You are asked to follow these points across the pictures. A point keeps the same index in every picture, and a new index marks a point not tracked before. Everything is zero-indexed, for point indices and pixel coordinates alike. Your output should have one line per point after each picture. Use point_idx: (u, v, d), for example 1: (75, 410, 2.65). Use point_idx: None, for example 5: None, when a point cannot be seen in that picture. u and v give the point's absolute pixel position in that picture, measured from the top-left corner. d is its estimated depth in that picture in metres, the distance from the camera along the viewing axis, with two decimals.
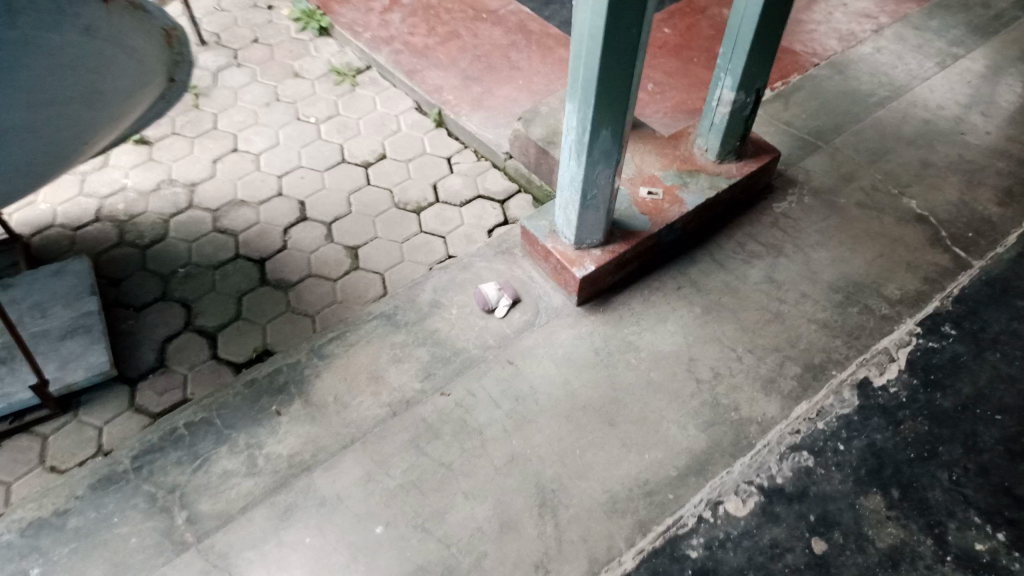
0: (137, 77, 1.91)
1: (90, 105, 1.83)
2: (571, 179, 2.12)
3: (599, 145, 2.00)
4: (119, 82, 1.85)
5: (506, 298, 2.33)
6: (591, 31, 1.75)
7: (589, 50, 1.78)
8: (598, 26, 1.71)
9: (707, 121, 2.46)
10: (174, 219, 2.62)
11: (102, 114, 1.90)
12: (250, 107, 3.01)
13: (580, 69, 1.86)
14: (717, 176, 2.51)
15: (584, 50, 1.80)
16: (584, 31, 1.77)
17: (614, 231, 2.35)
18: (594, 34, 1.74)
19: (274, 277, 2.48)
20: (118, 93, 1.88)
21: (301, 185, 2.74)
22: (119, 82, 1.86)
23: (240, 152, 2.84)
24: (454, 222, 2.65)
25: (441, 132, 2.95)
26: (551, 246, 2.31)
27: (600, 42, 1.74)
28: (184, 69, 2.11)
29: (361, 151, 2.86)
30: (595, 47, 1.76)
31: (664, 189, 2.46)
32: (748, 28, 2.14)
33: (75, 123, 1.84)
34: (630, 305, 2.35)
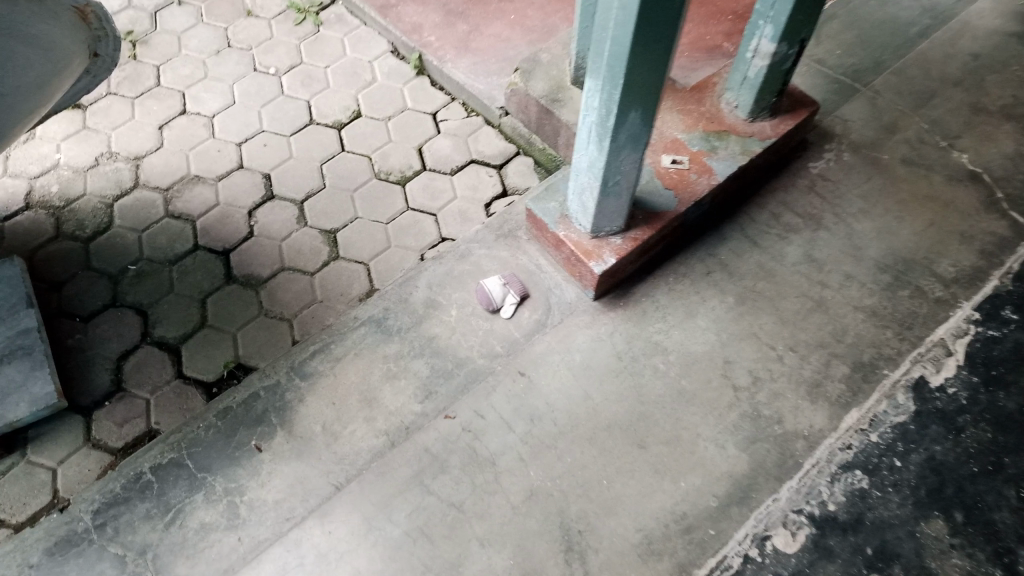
0: (51, 64, 1.52)
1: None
2: (592, 164, 1.78)
3: (626, 128, 1.66)
4: (27, 80, 1.47)
5: (513, 296, 2.03)
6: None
7: (620, 21, 1.41)
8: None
9: (741, 75, 2.11)
10: (118, 203, 2.25)
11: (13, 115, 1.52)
12: (197, 56, 2.56)
13: (606, 43, 1.49)
14: (749, 137, 2.18)
15: (611, 20, 1.43)
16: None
17: (636, 212, 2.03)
18: (627, 3, 1.37)
19: (242, 273, 2.15)
20: (29, 90, 1.51)
21: (264, 155, 2.36)
22: (28, 78, 1.48)
23: (190, 115, 2.44)
24: (445, 195, 2.31)
25: (423, 82, 2.55)
26: (563, 234, 2.00)
27: (635, 13, 1.37)
28: (111, 42, 1.72)
29: (332, 109, 2.46)
30: (628, 18, 1.39)
31: (689, 157, 2.13)
32: None
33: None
34: (654, 296, 2.07)
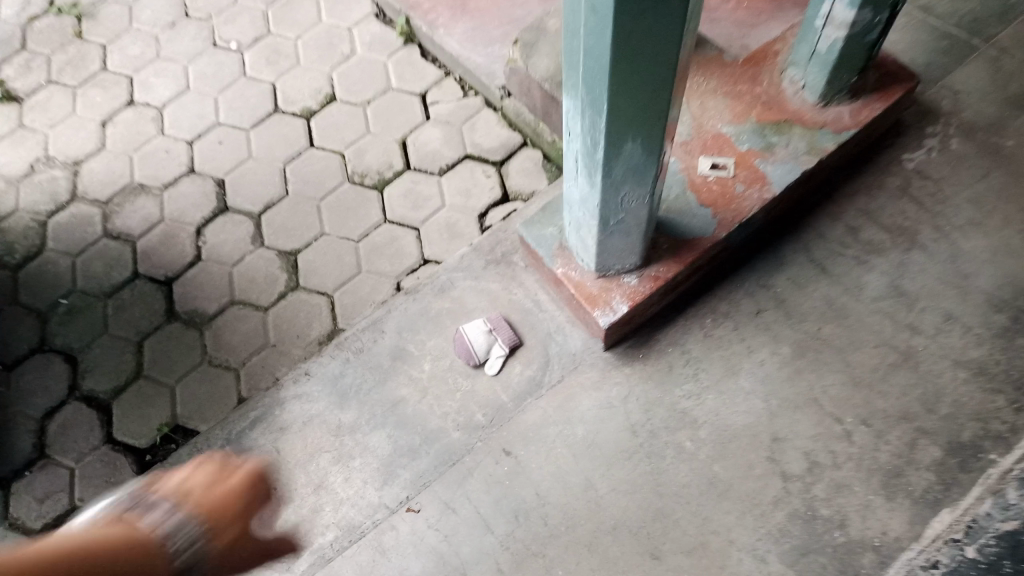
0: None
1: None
2: (584, 200, 1.30)
3: (622, 164, 1.17)
4: None
5: (500, 346, 1.61)
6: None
7: (591, 27, 0.93)
8: None
9: (810, 48, 1.58)
10: (52, 220, 1.93)
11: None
12: (149, 30, 2.16)
13: (578, 53, 1.00)
14: (818, 129, 1.64)
15: (581, 23, 0.95)
16: None
17: (660, 240, 1.55)
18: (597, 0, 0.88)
19: (186, 308, 1.80)
20: None
21: (219, 155, 1.97)
22: None
23: (137, 106, 2.06)
24: (430, 203, 1.87)
25: (411, 52, 2.08)
26: (562, 271, 1.54)
27: (610, 17, 0.89)
28: None
29: (299, 93, 2.04)
30: (601, 22, 0.91)
31: (735, 159, 1.61)
32: None
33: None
34: (684, 344, 1.60)
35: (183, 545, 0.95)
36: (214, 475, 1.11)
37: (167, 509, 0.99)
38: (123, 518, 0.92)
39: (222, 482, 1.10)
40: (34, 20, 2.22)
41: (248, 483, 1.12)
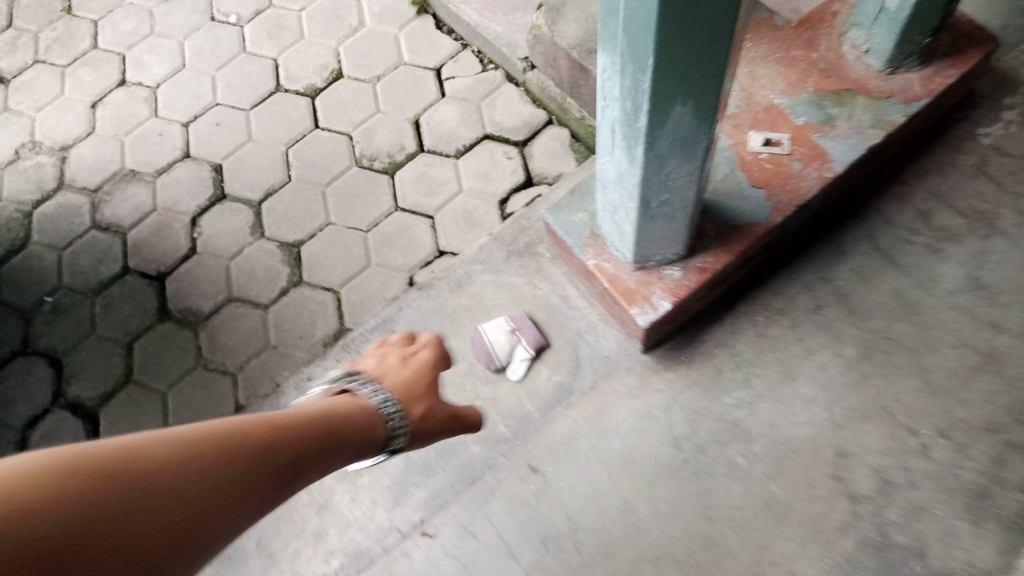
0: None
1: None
2: (622, 177, 1.12)
3: (668, 131, 0.99)
4: None
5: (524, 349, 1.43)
6: None
7: None
8: None
9: (876, 5, 1.36)
10: (38, 211, 1.78)
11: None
12: (143, 4, 2.00)
13: None
14: (885, 99, 1.44)
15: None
16: None
17: (706, 226, 1.36)
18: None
19: (180, 305, 1.65)
20: None
21: (217, 138, 1.81)
22: None
23: (130, 85, 1.89)
24: (445, 187, 1.69)
25: (425, 23, 1.90)
26: (594, 263, 1.36)
27: None
28: None
29: (305, 70, 1.86)
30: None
31: (791, 134, 1.42)
32: None
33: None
34: (733, 346, 1.41)
35: (393, 411, 1.12)
36: (402, 347, 1.31)
37: (377, 389, 1.15)
38: (346, 394, 1.10)
39: (414, 357, 1.28)
40: None
41: (431, 358, 1.29)
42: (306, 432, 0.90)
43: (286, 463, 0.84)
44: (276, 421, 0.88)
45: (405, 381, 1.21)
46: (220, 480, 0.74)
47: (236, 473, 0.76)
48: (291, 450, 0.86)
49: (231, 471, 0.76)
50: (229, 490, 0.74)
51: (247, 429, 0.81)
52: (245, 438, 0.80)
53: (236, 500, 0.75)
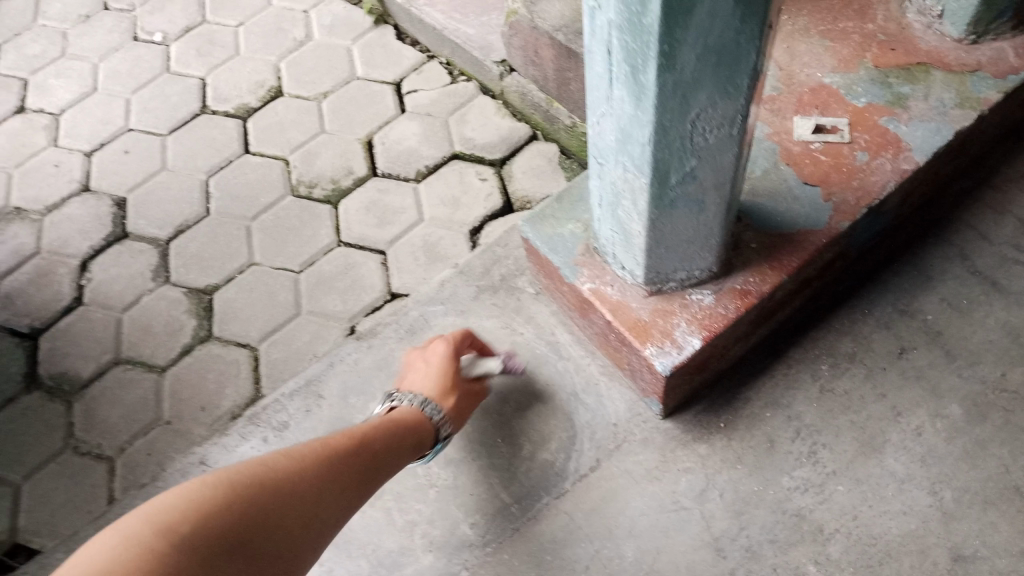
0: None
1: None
2: (624, 134, 0.76)
3: (693, 29, 0.64)
4: None
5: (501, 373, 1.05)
6: None
7: None
8: None
9: None
10: None
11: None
12: (57, 27, 1.70)
13: None
14: (971, 74, 1.09)
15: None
16: None
17: (744, 235, 0.99)
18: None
19: (52, 371, 1.26)
20: None
21: (125, 168, 1.46)
22: None
23: (29, 113, 1.57)
24: (402, 216, 1.33)
25: (384, 34, 1.57)
26: (591, 288, 0.98)
27: None
28: None
29: (236, 88, 1.53)
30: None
31: (850, 119, 1.07)
32: None
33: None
34: (789, 407, 1.00)
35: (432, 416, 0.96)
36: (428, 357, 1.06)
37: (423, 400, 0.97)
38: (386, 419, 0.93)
39: (432, 353, 1.04)
40: None
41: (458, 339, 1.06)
42: (402, 425, 0.94)
43: (388, 466, 0.89)
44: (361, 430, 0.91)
45: (436, 381, 1.00)
46: (322, 491, 0.79)
47: (346, 486, 0.82)
48: (391, 451, 0.90)
49: (339, 478, 0.82)
50: (336, 498, 0.81)
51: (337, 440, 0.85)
52: (341, 447, 0.85)
53: (341, 510, 0.81)
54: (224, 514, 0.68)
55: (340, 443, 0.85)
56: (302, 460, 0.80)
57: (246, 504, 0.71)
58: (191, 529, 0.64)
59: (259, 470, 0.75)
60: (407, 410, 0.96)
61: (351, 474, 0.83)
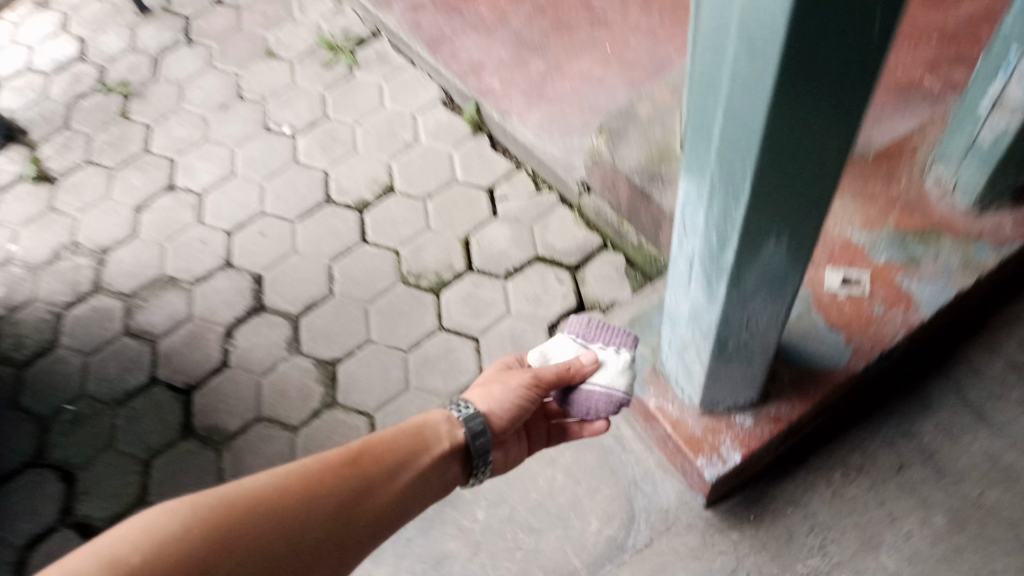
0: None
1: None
2: (697, 314, 1.02)
3: (757, 269, 0.89)
4: None
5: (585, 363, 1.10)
6: (742, 28, 0.62)
7: (741, 74, 0.66)
8: (770, 13, 0.59)
9: (965, 137, 1.28)
10: (70, 314, 1.72)
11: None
12: (198, 111, 1.98)
13: (713, 116, 0.74)
14: (974, 240, 1.33)
15: (724, 71, 0.68)
16: (724, 28, 0.66)
17: (780, 370, 1.25)
18: (755, 33, 0.61)
19: (205, 423, 1.54)
20: None
21: (261, 249, 1.75)
22: None
23: (177, 191, 1.86)
24: (492, 309, 1.61)
25: (481, 143, 1.85)
26: (656, 404, 1.24)
27: (773, 63, 0.61)
28: None
29: (355, 183, 1.82)
30: (758, 75, 0.64)
31: (871, 274, 1.32)
32: None
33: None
34: (807, 506, 1.26)
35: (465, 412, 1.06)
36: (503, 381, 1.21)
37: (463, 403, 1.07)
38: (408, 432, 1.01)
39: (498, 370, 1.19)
40: (81, 97, 2.06)
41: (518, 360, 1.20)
42: (404, 441, 0.99)
43: (385, 481, 0.94)
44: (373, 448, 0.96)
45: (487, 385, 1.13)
46: (303, 519, 0.83)
47: (338, 507, 0.87)
48: (383, 468, 0.95)
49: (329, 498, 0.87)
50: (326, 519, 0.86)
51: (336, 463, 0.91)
52: (339, 470, 0.90)
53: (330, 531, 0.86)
54: (186, 541, 0.74)
55: (338, 458, 0.92)
56: (290, 479, 0.86)
57: (214, 534, 0.76)
58: (143, 560, 0.71)
59: (241, 495, 0.81)
60: (427, 421, 1.04)
61: (341, 492, 0.89)
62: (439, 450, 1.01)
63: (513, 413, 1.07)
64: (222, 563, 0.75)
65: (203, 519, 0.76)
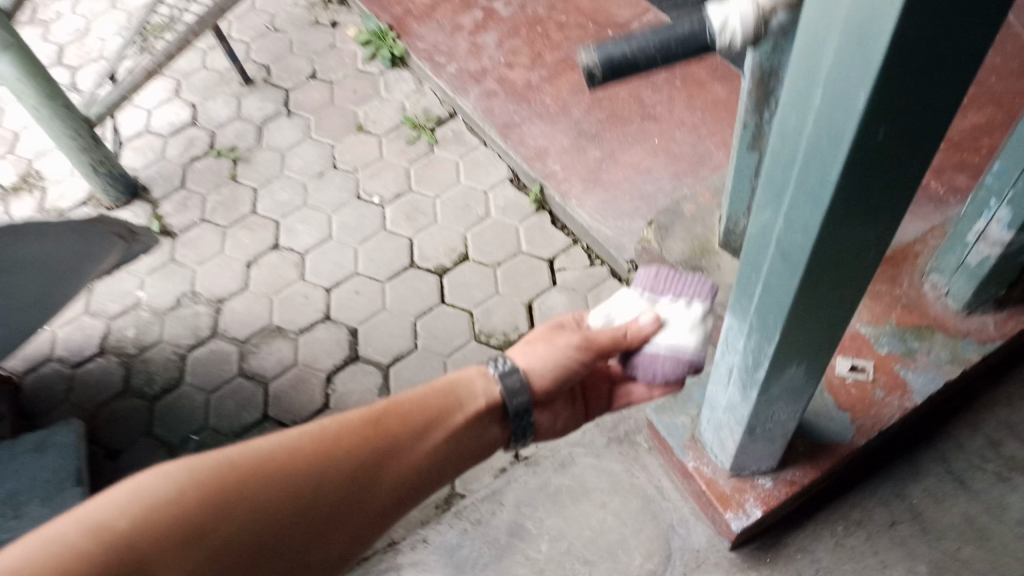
0: (45, 254, 1.46)
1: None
2: (732, 406, 1.32)
3: (780, 384, 1.19)
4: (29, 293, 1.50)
5: (645, 320, 1.20)
6: (780, 242, 0.92)
7: (777, 270, 0.95)
8: (799, 243, 0.88)
9: (957, 257, 1.57)
10: (191, 355, 2.04)
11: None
12: (298, 179, 2.29)
13: (755, 284, 1.03)
14: (962, 338, 1.61)
15: (766, 260, 0.97)
16: (767, 239, 0.95)
17: (797, 441, 1.53)
18: (789, 251, 0.90)
19: None
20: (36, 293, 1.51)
21: (355, 305, 2.06)
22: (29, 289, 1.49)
23: (282, 250, 2.18)
24: None
25: (543, 219, 2.14)
26: (693, 465, 1.53)
27: (800, 269, 0.90)
28: (121, 227, 1.64)
29: (435, 250, 2.12)
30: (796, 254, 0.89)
31: (875, 363, 1.60)
32: None
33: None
34: (814, 552, 1.54)
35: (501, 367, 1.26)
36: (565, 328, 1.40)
37: (501, 360, 1.26)
38: (417, 405, 1.15)
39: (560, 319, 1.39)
40: (193, 159, 2.38)
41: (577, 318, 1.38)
42: (416, 414, 1.13)
43: (389, 455, 1.07)
44: (379, 423, 1.09)
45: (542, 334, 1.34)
46: (301, 491, 0.96)
47: (340, 483, 1.00)
48: (384, 447, 1.07)
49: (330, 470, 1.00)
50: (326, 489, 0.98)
51: (343, 436, 1.04)
52: (343, 444, 1.03)
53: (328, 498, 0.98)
54: (179, 507, 0.85)
55: (349, 430, 1.05)
56: (294, 448, 0.98)
57: (210, 501, 0.88)
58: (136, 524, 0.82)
59: (244, 459, 0.94)
60: (431, 396, 1.17)
61: (341, 470, 1.01)
62: (437, 433, 1.14)
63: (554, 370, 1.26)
64: (218, 526, 0.87)
65: (202, 486, 0.88)
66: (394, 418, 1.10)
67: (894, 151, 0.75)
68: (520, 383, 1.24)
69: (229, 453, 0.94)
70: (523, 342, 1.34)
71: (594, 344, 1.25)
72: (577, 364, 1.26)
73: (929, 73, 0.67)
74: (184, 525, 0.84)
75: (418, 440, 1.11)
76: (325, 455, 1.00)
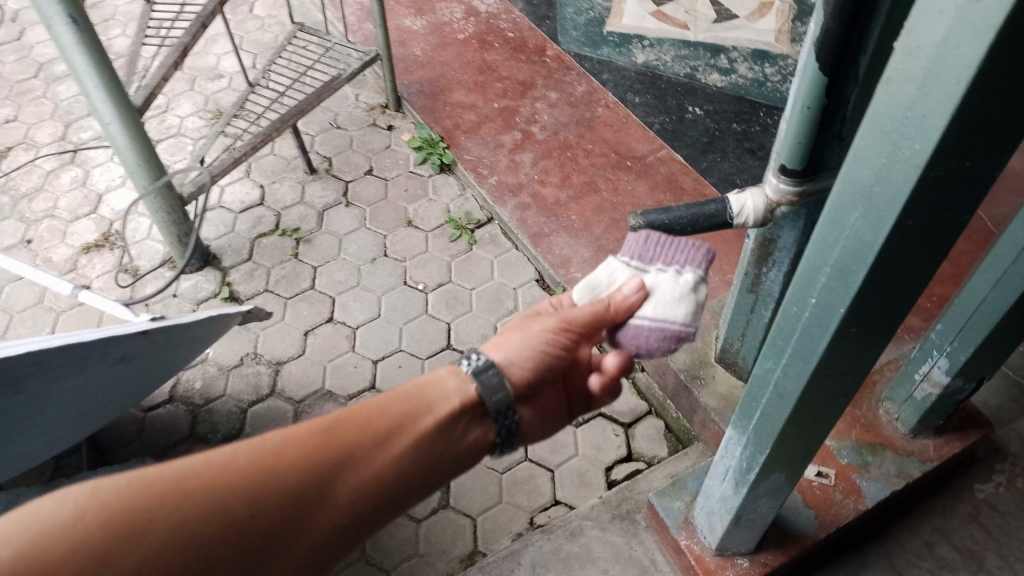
0: (201, 333, 1.90)
1: (140, 370, 1.79)
2: (724, 498, 1.66)
3: (766, 485, 1.53)
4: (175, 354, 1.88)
5: (628, 287, 1.27)
6: (777, 385, 1.27)
7: (773, 404, 1.31)
8: (791, 388, 1.23)
9: (905, 390, 1.95)
10: (251, 409, 2.33)
11: (142, 382, 1.86)
12: (353, 263, 2.66)
13: (755, 410, 1.39)
14: (907, 456, 1.98)
15: (764, 396, 1.33)
16: (766, 381, 1.31)
17: (770, 530, 1.87)
18: (784, 391, 1.25)
19: None
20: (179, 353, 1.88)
21: (397, 377, 2.37)
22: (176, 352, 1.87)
23: (335, 323, 2.51)
24: (566, 449, 2.27)
25: None
26: (685, 542, 1.87)
27: (792, 404, 1.25)
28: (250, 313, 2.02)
29: (469, 336, 2.45)
30: (790, 392, 1.24)
31: (837, 470, 1.95)
32: (987, 316, 1.65)
33: (106, 390, 1.74)
34: None
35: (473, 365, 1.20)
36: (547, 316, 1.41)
37: (476, 356, 1.23)
38: (379, 409, 1.08)
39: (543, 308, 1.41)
40: (261, 236, 2.74)
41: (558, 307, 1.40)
42: (380, 421, 1.06)
43: (345, 465, 1.00)
44: (339, 431, 1.02)
45: (523, 322, 1.35)
46: (243, 501, 0.90)
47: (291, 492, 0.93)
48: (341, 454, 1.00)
49: (278, 478, 0.93)
50: (275, 496, 0.92)
51: (296, 444, 0.97)
52: (295, 453, 0.96)
53: (279, 506, 0.92)
54: (81, 526, 0.80)
55: (302, 438, 0.98)
56: (235, 458, 0.92)
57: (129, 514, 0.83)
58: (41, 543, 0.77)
59: (175, 471, 0.88)
60: (393, 402, 1.10)
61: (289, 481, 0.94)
62: (400, 441, 1.06)
63: (542, 349, 1.27)
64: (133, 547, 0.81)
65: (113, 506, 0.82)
66: (346, 428, 1.03)
67: (868, 337, 1.10)
68: (497, 376, 1.19)
69: (159, 468, 0.88)
70: (501, 332, 1.36)
71: (573, 323, 1.28)
72: (558, 345, 1.28)
73: (892, 295, 1.02)
74: (92, 546, 0.79)
75: (383, 443, 1.04)
76: (258, 472, 0.92)
